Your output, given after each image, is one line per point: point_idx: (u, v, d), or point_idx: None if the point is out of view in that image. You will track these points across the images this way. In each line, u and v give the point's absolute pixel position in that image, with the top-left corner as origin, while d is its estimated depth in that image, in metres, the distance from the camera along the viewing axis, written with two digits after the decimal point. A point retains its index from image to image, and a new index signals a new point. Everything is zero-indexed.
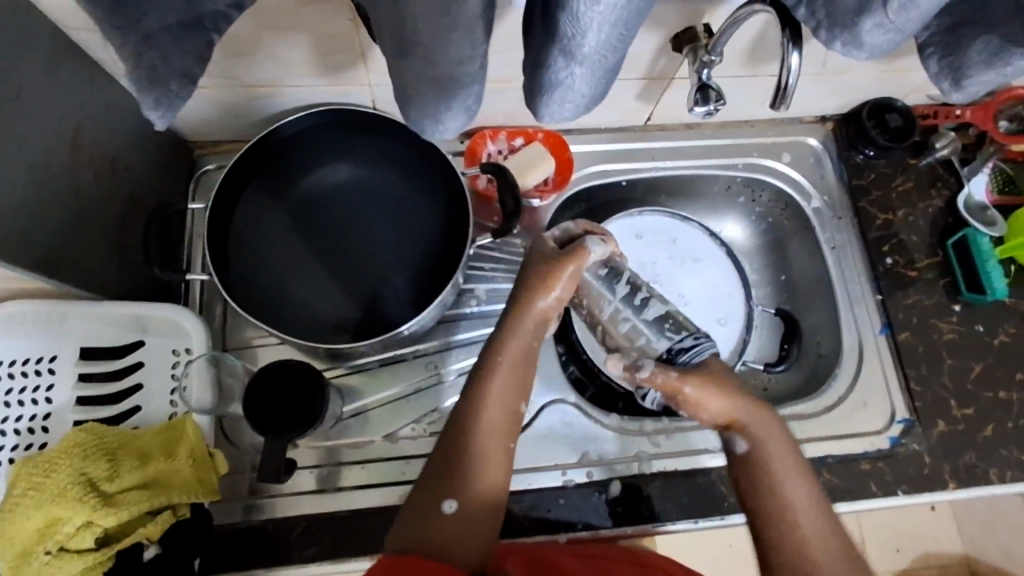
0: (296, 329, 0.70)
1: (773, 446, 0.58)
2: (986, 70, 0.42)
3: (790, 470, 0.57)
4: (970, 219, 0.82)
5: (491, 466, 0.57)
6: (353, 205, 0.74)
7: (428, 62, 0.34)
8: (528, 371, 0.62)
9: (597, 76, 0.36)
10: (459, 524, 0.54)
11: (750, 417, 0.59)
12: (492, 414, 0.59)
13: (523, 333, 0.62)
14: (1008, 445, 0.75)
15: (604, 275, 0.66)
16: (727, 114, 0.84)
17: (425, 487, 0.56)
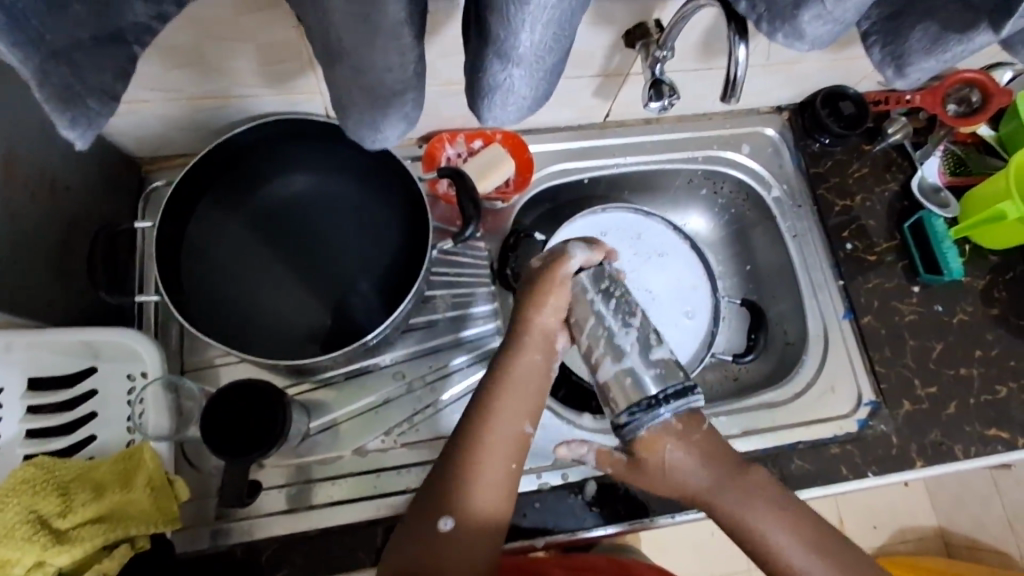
0: (256, 346, 0.68)
1: (759, 518, 0.55)
2: (927, 57, 0.42)
3: (791, 541, 0.55)
4: (924, 202, 0.83)
5: (491, 487, 0.54)
6: (311, 216, 0.72)
7: (360, 69, 0.33)
8: (538, 388, 0.58)
9: (538, 77, 0.36)
10: (454, 551, 0.53)
11: (731, 493, 0.56)
12: (497, 433, 0.55)
13: (529, 350, 0.58)
14: (971, 421, 0.77)
15: (599, 291, 0.59)
16: (684, 108, 0.84)
17: (425, 504, 0.54)
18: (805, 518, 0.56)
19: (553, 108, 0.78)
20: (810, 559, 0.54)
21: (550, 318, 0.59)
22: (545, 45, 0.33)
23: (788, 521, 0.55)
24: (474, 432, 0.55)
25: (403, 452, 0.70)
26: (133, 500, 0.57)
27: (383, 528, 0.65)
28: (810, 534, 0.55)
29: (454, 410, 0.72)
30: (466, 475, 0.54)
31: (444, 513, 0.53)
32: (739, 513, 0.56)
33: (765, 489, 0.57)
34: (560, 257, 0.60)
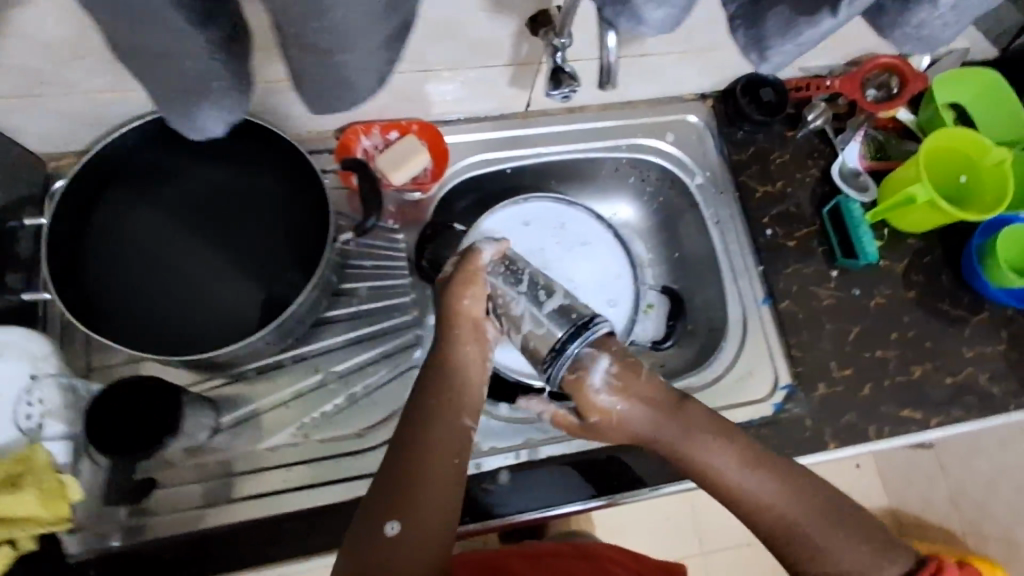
0: (161, 343, 0.66)
1: (721, 462, 0.58)
2: (784, 41, 0.42)
3: (751, 479, 0.58)
4: (842, 186, 0.85)
5: (437, 483, 0.54)
6: (220, 209, 0.71)
7: (161, 51, 0.33)
8: (472, 385, 0.59)
9: (361, 64, 0.35)
10: (406, 549, 0.51)
11: (689, 438, 0.58)
12: (435, 431, 0.56)
13: (461, 342, 0.60)
14: (886, 402, 0.78)
15: (504, 274, 0.62)
16: (608, 96, 0.83)
17: (373, 511, 0.53)
18: (763, 457, 0.59)
19: (471, 99, 0.77)
20: (774, 497, 0.57)
21: (480, 310, 0.60)
22: (355, 32, 0.32)
23: (750, 463, 0.58)
24: (412, 432, 0.56)
25: (316, 446, 0.70)
26: (21, 504, 0.56)
27: (288, 522, 0.66)
28: (768, 472, 0.58)
29: (370, 403, 0.72)
30: (410, 472, 0.54)
31: (392, 517, 0.52)
32: (698, 460, 0.58)
33: (722, 434, 0.59)
34: (473, 255, 0.61)
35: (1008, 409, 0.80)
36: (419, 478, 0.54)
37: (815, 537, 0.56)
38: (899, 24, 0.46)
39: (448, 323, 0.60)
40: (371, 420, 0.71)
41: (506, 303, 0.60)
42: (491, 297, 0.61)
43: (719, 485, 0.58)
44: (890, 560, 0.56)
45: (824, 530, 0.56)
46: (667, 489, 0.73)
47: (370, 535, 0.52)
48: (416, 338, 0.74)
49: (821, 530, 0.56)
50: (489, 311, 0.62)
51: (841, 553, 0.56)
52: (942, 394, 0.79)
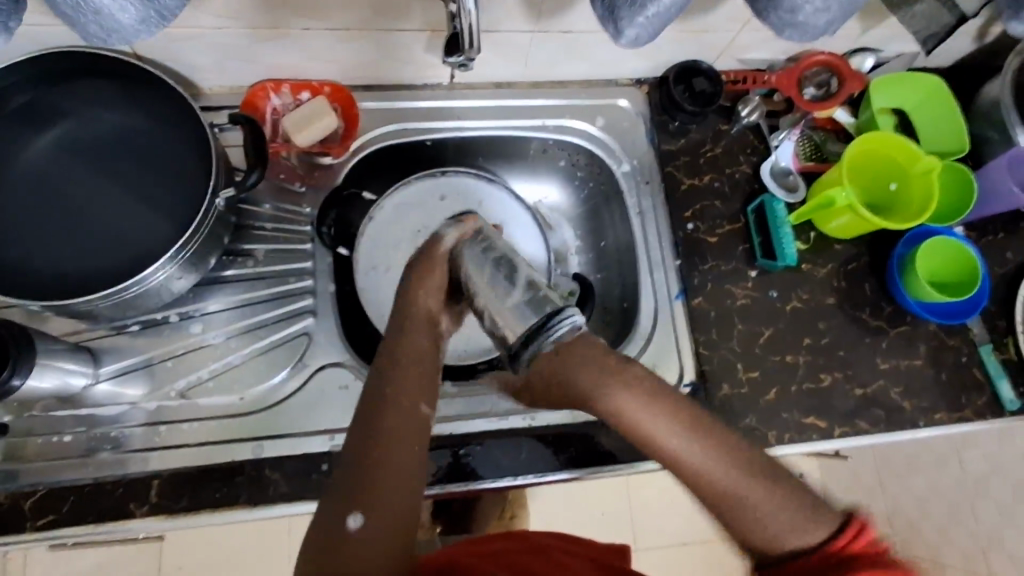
0: (30, 291, 0.63)
1: (638, 415, 0.47)
2: (633, 12, 0.41)
3: (673, 433, 0.47)
4: (770, 184, 0.82)
5: (402, 471, 0.45)
6: (110, 156, 0.69)
7: None
8: (430, 371, 0.52)
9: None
10: (376, 540, 0.42)
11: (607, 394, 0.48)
12: (397, 413, 0.48)
13: (413, 329, 0.54)
14: (790, 408, 0.76)
15: (476, 246, 0.60)
16: (534, 72, 0.81)
17: (329, 513, 0.43)
18: (690, 412, 0.47)
19: (389, 64, 0.75)
20: (697, 452, 0.46)
21: (430, 310, 0.56)
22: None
23: (664, 411, 0.47)
24: (371, 420, 0.47)
25: (195, 406, 0.69)
26: None
27: (160, 480, 0.65)
28: (692, 426, 0.47)
29: (256, 366, 0.71)
30: (374, 462, 0.45)
31: (352, 509, 0.43)
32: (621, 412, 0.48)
33: (640, 390, 0.48)
34: (434, 243, 0.60)
35: (918, 426, 0.78)
36: (385, 469, 0.45)
37: (734, 491, 0.45)
38: (773, 8, 0.44)
39: (399, 322, 0.55)
40: (256, 384, 0.70)
41: (494, 281, 0.58)
42: (478, 293, 0.58)
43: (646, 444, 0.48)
44: (825, 528, 0.44)
45: (744, 483, 0.45)
46: (561, 475, 0.71)
47: (331, 536, 0.42)
48: (312, 305, 0.73)
49: (740, 480, 0.45)
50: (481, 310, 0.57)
51: (785, 525, 0.44)
52: (849, 404, 0.78)
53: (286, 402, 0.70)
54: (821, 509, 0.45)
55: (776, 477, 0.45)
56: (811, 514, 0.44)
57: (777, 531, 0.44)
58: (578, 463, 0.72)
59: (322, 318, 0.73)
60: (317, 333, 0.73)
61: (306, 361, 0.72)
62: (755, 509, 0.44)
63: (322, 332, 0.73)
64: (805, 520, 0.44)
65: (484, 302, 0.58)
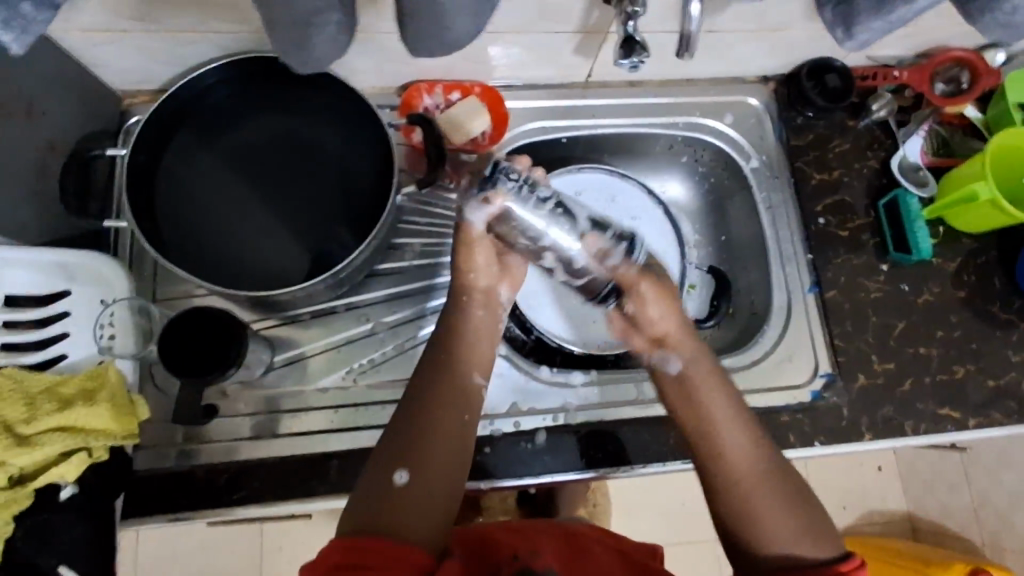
0: (221, 280, 0.68)
1: (712, 402, 0.63)
2: (873, 18, 0.42)
3: (733, 427, 0.62)
4: (901, 179, 0.83)
5: (446, 434, 0.59)
6: (283, 154, 0.72)
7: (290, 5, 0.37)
8: (481, 356, 0.64)
9: (454, 9, 0.35)
10: (415, 496, 0.55)
11: (699, 378, 0.64)
12: (449, 390, 0.61)
13: (472, 307, 0.66)
14: (925, 399, 0.78)
15: (531, 201, 0.58)
16: (667, 71, 0.83)
17: (386, 457, 0.57)
18: (751, 422, 0.63)
19: (535, 65, 0.78)
20: (745, 447, 0.61)
21: (482, 283, 0.66)
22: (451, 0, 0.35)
23: (733, 409, 0.63)
24: (429, 390, 0.61)
25: (362, 391, 0.73)
26: (94, 415, 0.59)
27: (337, 461, 0.69)
28: (753, 433, 0.62)
29: (415, 354, 0.74)
30: (424, 428, 0.58)
31: (399, 467, 0.56)
32: (700, 396, 0.63)
33: (725, 389, 0.64)
34: (466, 227, 0.62)
35: None
36: (431, 433, 0.58)
37: (759, 490, 0.59)
38: (990, 10, 0.46)
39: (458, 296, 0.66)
40: None
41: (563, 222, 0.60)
42: (543, 237, 0.60)
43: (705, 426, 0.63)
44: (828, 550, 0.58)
45: (768, 488, 0.60)
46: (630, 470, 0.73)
47: (384, 483, 0.55)
48: None
49: (764, 486, 0.60)
50: (547, 247, 0.61)
51: (791, 518, 0.58)
52: (982, 395, 0.79)
53: None
54: (827, 533, 0.59)
55: (795, 495, 0.60)
56: (812, 534, 0.58)
57: (779, 535, 0.58)
58: None
59: None
60: None
61: None
62: (769, 510, 0.59)
63: None
64: (809, 537, 0.58)
65: (546, 239, 0.60)
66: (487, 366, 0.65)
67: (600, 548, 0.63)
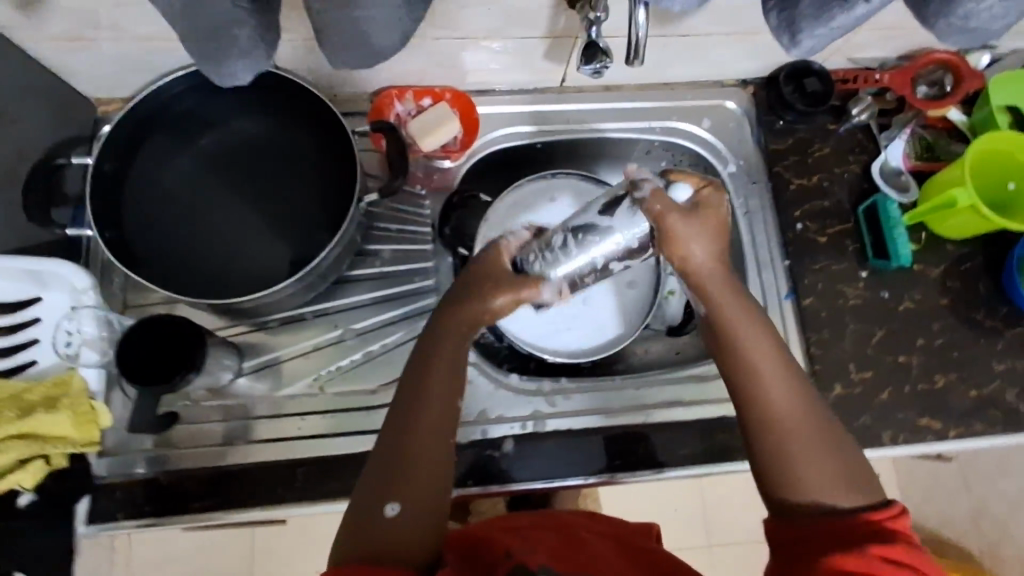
0: (189, 289, 0.69)
1: (752, 341, 0.55)
2: (816, 24, 0.41)
3: (773, 367, 0.54)
4: (881, 185, 0.82)
5: (428, 463, 0.55)
6: (253, 163, 0.73)
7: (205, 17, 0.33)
8: (461, 373, 0.58)
9: (373, 22, 0.35)
10: (405, 529, 0.52)
11: (737, 314, 0.56)
12: (428, 416, 0.56)
13: (451, 334, 0.58)
14: (904, 409, 0.76)
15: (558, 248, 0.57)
16: (644, 76, 0.82)
17: (369, 494, 0.54)
18: (791, 362, 0.55)
19: (506, 70, 0.78)
20: (788, 390, 0.54)
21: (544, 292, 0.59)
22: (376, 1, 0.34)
23: (775, 349, 0.55)
24: (407, 420, 0.56)
25: (330, 399, 0.73)
26: (56, 421, 0.60)
27: (303, 468, 0.69)
28: (793, 374, 0.55)
29: (383, 361, 0.74)
30: (402, 461, 0.54)
31: (387, 500, 0.53)
32: (739, 332, 0.55)
33: (765, 327, 0.56)
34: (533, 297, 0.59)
35: None
36: (410, 461, 0.54)
37: (801, 436, 0.52)
38: (944, 14, 0.44)
39: (442, 323, 0.59)
40: (385, 378, 0.74)
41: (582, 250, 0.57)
42: (597, 262, 0.58)
43: (744, 367, 0.55)
44: (866, 498, 0.51)
45: (812, 433, 0.53)
46: (601, 478, 0.73)
47: (369, 518, 0.53)
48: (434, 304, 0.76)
49: (808, 431, 0.53)
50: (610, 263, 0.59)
51: (826, 465, 0.52)
52: (965, 406, 0.77)
53: None
54: (866, 481, 0.52)
55: (836, 440, 0.53)
56: (857, 481, 0.52)
57: (825, 484, 0.51)
58: (694, 461, 0.73)
59: None
60: None
61: None
62: (813, 458, 0.52)
63: None
64: (852, 483, 0.51)
65: (601, 258, 0.58)
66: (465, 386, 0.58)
67: (592, 534, 0.61)
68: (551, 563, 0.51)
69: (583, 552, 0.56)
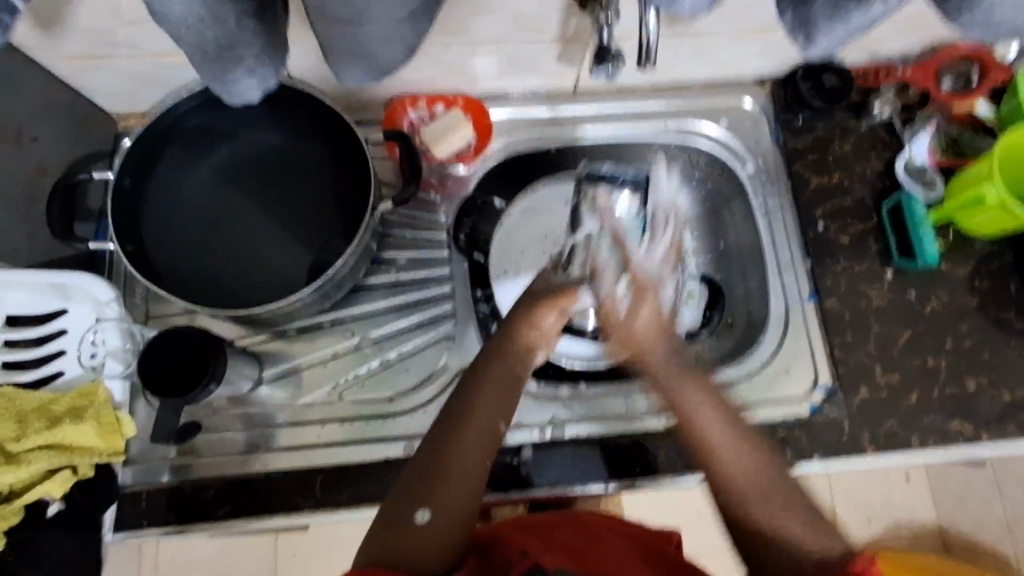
0: (207, 299, 0.70)
1: (710, 431, 0.57)
2: (832, 24, 0.40)
3: (733, 455, 0.56)
4: (906, 182, 0.80)
5: (465, 478, 0.54)
6: (268, 175, 0.74)
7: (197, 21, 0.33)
8: (512, 396, 0.60)
9: (377, 38, 0.35)
10: (434, 537, 0.52)
11: (693, 403, 0.58)
12: (475, 430, 0.56)
13: (510, 353, 0.61)
14: (932, 413, 0.74)
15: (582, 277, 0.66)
16: (658, 77, 0.81)
17: (402, 497, 0.54)
18: (750, 437, 0.57)
19: (518, 75, 0.77)
20: (752, 471, 0.55)
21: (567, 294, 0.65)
22: (374, 10, 0.33)
23: (732, 435, 0.57)
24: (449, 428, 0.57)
25: (348, 406, 0.73)
26: (82, 432, 0.62)
27: (321, 475, 0.69)
28: (758, 455, 0.56)
29: (400, 369, 0.75)
30: (441, 470, 0.54)
31: (420, 504, 0.53)
32: (700, 434, 0.57)
33: (722, 406, 0.58)
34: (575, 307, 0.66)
35: None
36: (451, 475, 0.54)
37: (767, 505, 0.54)
38: (966, 8, 0.43)
39: (501, 341, 0.63)
40: (401, 386, 0.74)
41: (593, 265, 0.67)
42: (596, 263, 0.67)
43: (708, 457, 0.57)
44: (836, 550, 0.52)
45: (774, 495, 0.55)
46: (617, 486, 0.72)
47: (401, 522, 0.52)
48: (450, 311, 0.77)
49: (770, 498, 0.54)
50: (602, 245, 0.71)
51: (790, 522, 0.53)
52: (997, 409, 0.74)
53: (431, 402, 0.73)
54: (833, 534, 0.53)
55: (798, 497, 0.55)
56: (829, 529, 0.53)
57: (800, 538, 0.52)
58: None
59: (463, 326, 0.76)
60: (458, 339, 0.76)
61: (446, 364, 0.75)
62: (783, 520, 0.53)
63: (463, 338, 0.76)
64: (823, 534, 0.53)
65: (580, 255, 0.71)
66: (513, 411, 0.59)
67: (616, 537, 0.63)
68: (564, 566, 0.54)
69: (601, 553, 0.59)
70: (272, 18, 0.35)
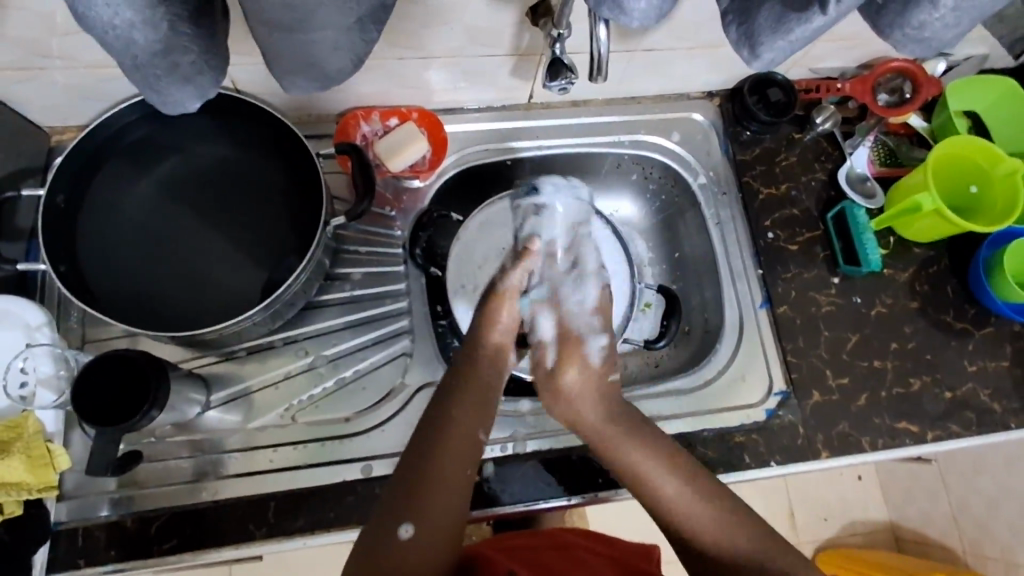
0: (147, 321, 0.66)
1: (630, 458, 0.58)
2: (775, 37, 0.41)
3: (653, 466, 0.57)
4: (849, 192, 0.83)
5: (451, 490, 0.53)
6: (213, 191, 0.71)
7: (125, 27, 0.31)
8: (490, 411, 0.60)
9: (322, 47, 0.34)
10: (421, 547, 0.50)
11: (602, 433, 0.60)
12: (455, 440, 0.56)
13: (485, 365, 0.62)
14: (881, 413, 0.76)
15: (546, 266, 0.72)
16: (611, 90, 0.82)
17: (385, 514, 0.52)
18: (676, 451, 0.59)
19: (473, 88, 0.77)
20: (680, 492, 0.56)
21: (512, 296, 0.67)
22: (319, 19, 0.32)
23: (653, 455, 0.59)
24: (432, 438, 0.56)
25: (302, 429, 0.70)
26: (7, 467, 0.59)
27: (275, 501, 0.66)
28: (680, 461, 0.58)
29: (356, 389, 0.73)
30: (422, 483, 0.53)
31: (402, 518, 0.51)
32: (625, 470, 0.58)
33: (647, 435, 0.60)
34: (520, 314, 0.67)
35: (1009, 427, 0.77)
36: (432, 487, 0.53)
37: (705, 516, 0.55)
38: (899, 24, 0.43)
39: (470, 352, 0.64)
40: (357, 405, 0.72)
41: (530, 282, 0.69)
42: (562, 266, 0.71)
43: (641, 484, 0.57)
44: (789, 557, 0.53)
45: (711, 515, 0.55)
46: (581, 500, 0.71)
47: (383, 536, 0.50)
48: (407, 327, 0.75)
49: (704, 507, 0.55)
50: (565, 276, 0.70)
51: (726, 530, 0.54)
52: (941, 408, 0.77)
53: (389, 421, 0.71)
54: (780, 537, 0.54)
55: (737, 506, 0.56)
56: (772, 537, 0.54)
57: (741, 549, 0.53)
58: None
59: (420, 343, 0.74)
60: (416, 356, 0.74)
61: (404, 381, 0.73)
62: (726, 534, 0.54)
63: (421, 357, 0.74)
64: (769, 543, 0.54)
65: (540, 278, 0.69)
66: (491, 423, 0.60)
67: (592, 554, 0.63)
68: None
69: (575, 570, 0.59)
70: (212, 28, 0.34)
